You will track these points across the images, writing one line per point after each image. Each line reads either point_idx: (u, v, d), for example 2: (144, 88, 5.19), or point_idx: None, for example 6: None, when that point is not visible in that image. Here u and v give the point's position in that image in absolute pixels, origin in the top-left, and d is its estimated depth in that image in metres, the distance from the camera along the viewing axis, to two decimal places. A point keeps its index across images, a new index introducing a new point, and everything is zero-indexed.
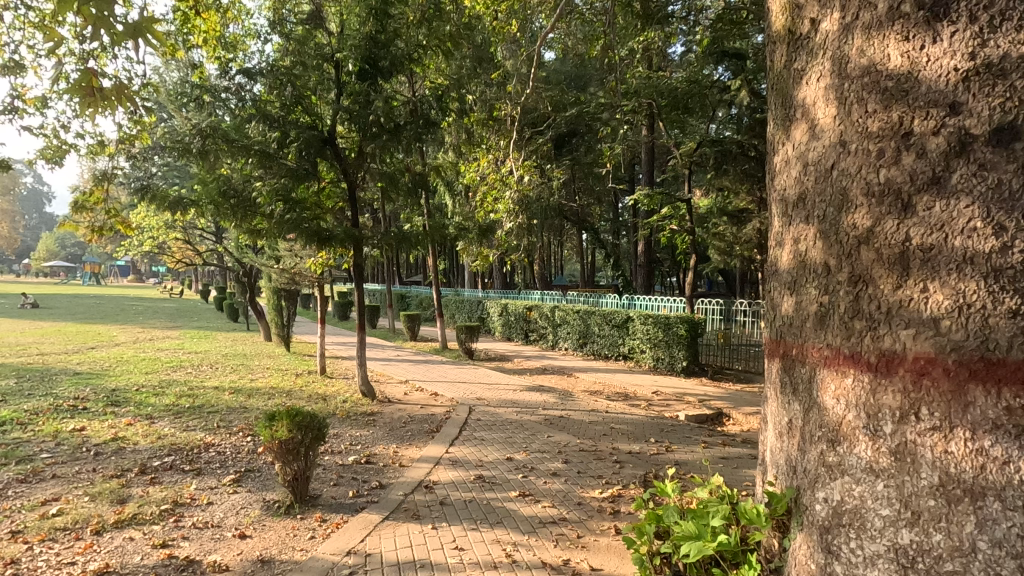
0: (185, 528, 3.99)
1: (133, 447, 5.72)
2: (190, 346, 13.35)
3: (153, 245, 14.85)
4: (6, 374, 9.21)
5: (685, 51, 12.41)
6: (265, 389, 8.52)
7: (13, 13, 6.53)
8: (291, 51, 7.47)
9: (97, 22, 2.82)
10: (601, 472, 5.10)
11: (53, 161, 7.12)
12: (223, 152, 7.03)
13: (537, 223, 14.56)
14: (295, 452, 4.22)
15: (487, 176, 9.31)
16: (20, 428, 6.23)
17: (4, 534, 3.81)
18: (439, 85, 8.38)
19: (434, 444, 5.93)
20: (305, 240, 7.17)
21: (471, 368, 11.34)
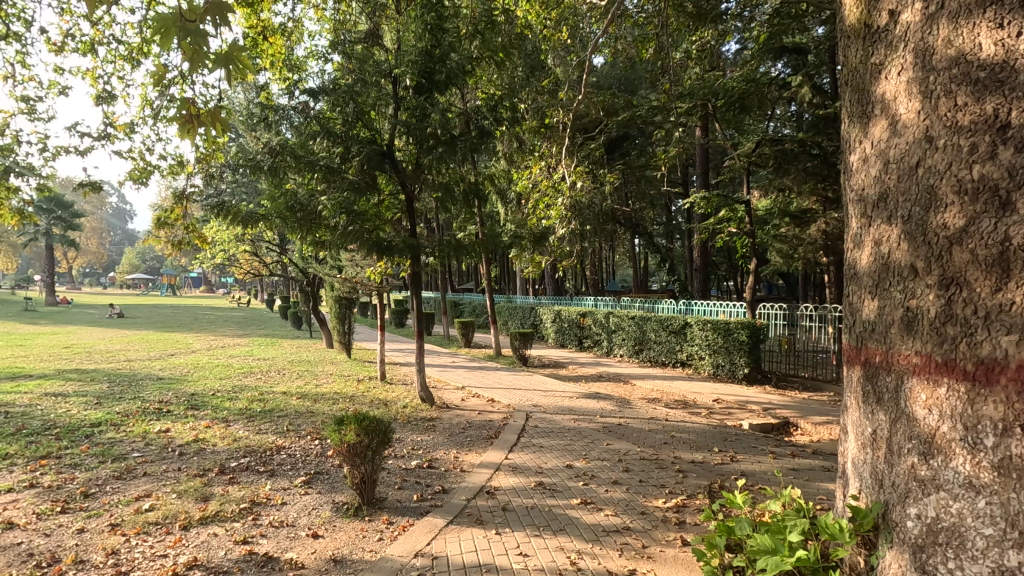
0: (263, 527, 4.19)
1: (213, 448, 6.08)
2: (259, 353, 14.09)
3: (224, 257, 15.80)
4: (100, 378, 10.02)
5: (741, 49, 12.08)
6: (330, 394, 8.85)
7: (107, 47, 7.13)
8: (351, 69, 7.74)
9: (192, 56, 3.05)
10: (664, 481, 5.00)
11: (140, 182, 7.71)
12: (290, 168, 7.38)
13: (590, 228, 14.48)
14: (362, 455, 4.37)
15: (539, 183, 9.38)
16: (114, 429, 6.75)
17: (105, 526, 4.14)
18: (491, 96, 8.51)
19: (493, 449, 5.98)
20: (367, 250, 7.42)
21: (526, 374, 11.37)
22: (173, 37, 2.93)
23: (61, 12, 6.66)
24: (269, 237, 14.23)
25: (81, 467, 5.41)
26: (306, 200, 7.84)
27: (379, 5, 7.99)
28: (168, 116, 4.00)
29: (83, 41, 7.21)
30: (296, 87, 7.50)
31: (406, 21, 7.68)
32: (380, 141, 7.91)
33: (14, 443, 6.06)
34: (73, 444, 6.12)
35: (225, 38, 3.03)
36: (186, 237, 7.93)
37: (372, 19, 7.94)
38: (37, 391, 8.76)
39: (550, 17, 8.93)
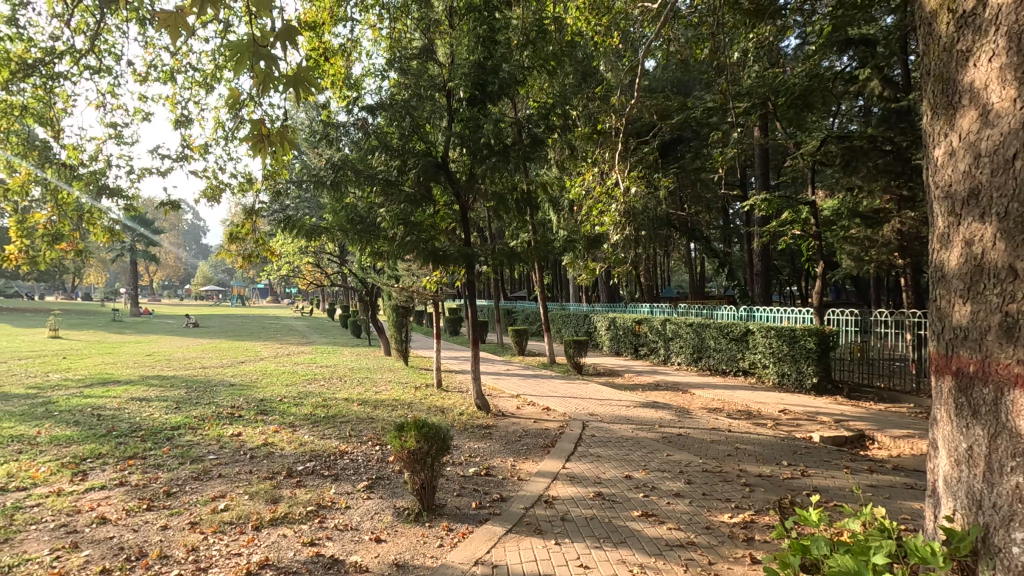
0: (328, 529, 4.33)
1: (281, 452, 6.34)
2: (322, 360, 14.63)
3: (289, 270, 16.53)
4: (179, 384, 10.70)
5: (802, 43, 11.57)
6: (389, 401, 9.07)
7: (184, 75, 7.64)
8: (406, 85, 7.94)
9: (264, 79, 3.21)
10: (729, 495, 4.80)
11: (214, 199, 8.20)
12: (351, 182, 7.65)
13: (645, 234, 14.22)
14: (422, 461, 4.44)
15: (592, 190, 9.29)
16: (192, 432, 7.17)
17: (186, 524, 4.39)
18: (543, 104, 8.54)
19: (550, 458, 5.93)
20: (424, 260, 7.59)
21: (581, 383, 11.25)
22: (247, 61, 3.10)
23: (145, 44, 7.20)
24: (330, 249, 14.78)
25: (163, 468, 5.77)
26: (365, 212, 8.09)
27: (432, 21, 8.17)
28: (242, 137, 4.25)
29: (163, 71, 7.76)
30: (355, 104, 7.77)
31: (458, 35, 7.82)
32: (435, 153, 8.08)
33: (105, 443, 6.55)
34: (156, 445, 6.55)
35: (293, 61, 3.18)
36: (255, 250, 8.38)
37: (426, 35, 8.14)
38: (124, 396, 9.44)
39: (601, 23, 8.86)
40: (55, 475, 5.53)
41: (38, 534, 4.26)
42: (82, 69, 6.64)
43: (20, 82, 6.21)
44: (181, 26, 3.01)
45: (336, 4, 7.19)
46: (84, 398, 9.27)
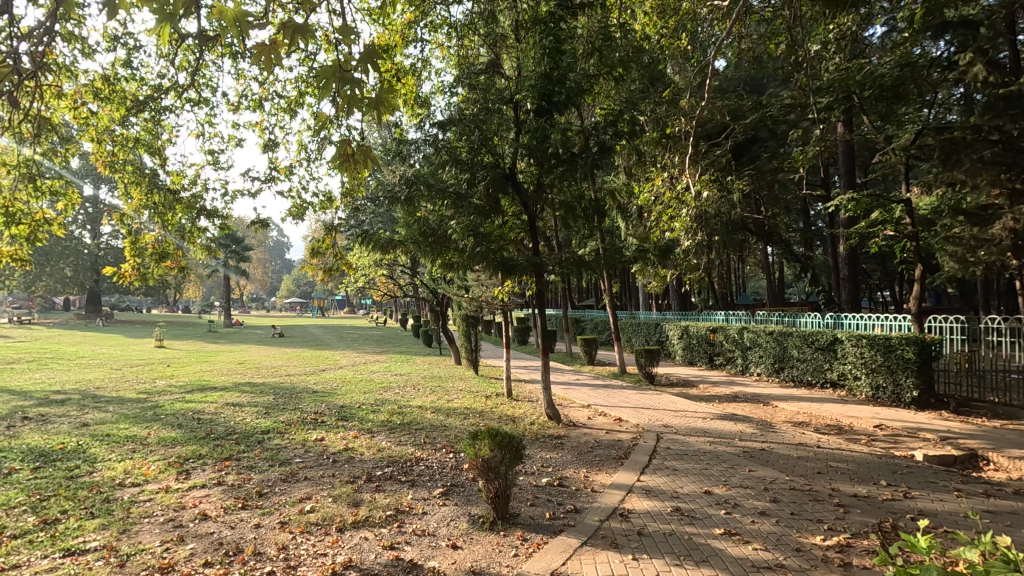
0: (407, 534, 4.45)
1: (360, 457, 6.61)
2: (396, 369, 15.14)
3: (364, 282, 17.25)
4: (268, 391, 11.42)
5: (889, 31, 10.79)
6: (461, 409, 9.24)
7: (270, 102, 8.21)
8: (474, 99, 8.11)
9: (351, 101, 3.39)
10: (820, 516, 4.48)
11: (298, 217, 8.74)
12: (424, 196, 7.89)
13: (719, 239, 13.69)
14: (496, 470, 4.47)
15: (662, 195, 9.12)
16: (280, 436, 7.63)
17: (276, 523, 4.66)
18: (611, 111, 8.47)
19: (625, 470, 5.80)
20: (494, 270, 7.70)
21: (653, 393, 10.95)
22: (333, 85, 3.28)
23: (237, 76, 7.83)
24: (403, 262, 15.29)
25: (255, 469, 6.17)
26: (436, 225, 8.29)
27: (498, 36, 8.30)
28: (329, 158, 4.53)
29: (253, 99, 8.38)
30: (426, 121, 8.04)
31: (524, 47, 7.90)
32: (503, 165, 8.20)
33: (205, 445, 7.10)
34: (249, 448, 7.02)
35: (374, 84, 3.33)
36: (335, 264, 8.83)
37: (492, 50, 8.27)
38: (221, 401, 10.19)
39: (667, 25, 8.80)
40: (163, 473, 6.05)
41: (150, 526, 4.66)
42: (184, 102, 7.32)
43: (133, 116, 6.94)
44: (273, 55, 3.23)
45: (407, 26, 7.46)
46: (186, 402, 10.09)
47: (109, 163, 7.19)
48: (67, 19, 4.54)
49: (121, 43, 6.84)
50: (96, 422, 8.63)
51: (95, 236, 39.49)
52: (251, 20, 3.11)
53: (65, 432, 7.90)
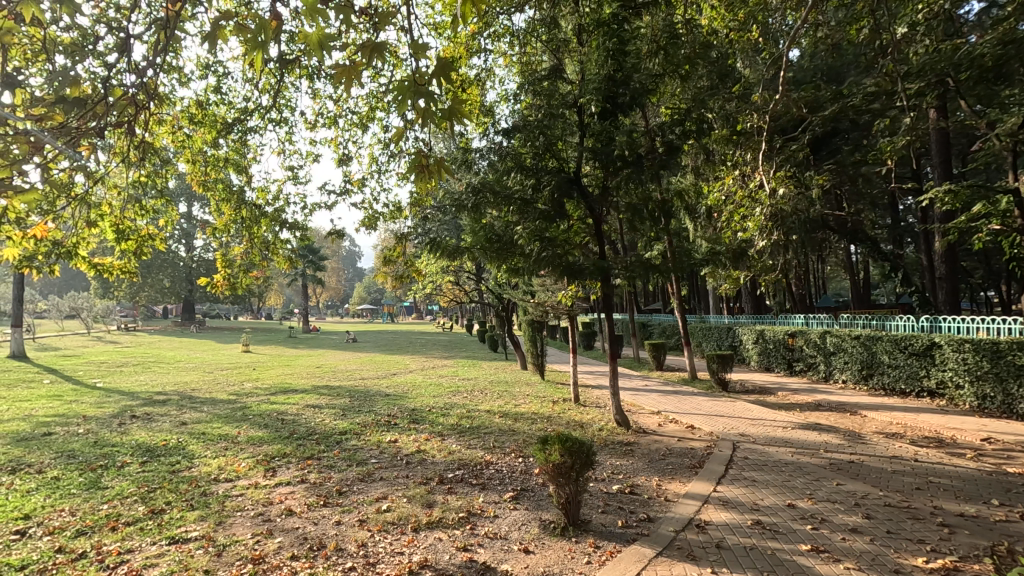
0: (479, 536, 4.50)
1: (432, 459, 6.78)
2: (464, 373, 15.41)
3: (432, 288, 17.70)
4: (344, 394, 11.94)
5: (989, 6, 9.86)
6: (529, 414, 9.27)
7: (343, 118, 8.63)
8: (538, 105, 8.12)
9: (425, 114, 3.45)
10: (921, 536, 4.13)
11: (370, 227, 9.10)
12: (490, 204, 7.96)
13: (796, 238, 12.98)
14: (566, 475, 4.45)
15: (733, 194, 8.85)
16: (357, 437, 7.96)
17: (356, 521, 4.86)
18: (677, 110, 8.28)
19: (699, 480, 5.60)
20: (560, 274, 7.68)
21: (728, 400, 10.51)
22: (408, 100, 3.37)
23: (314, 96, 8.27)
24: (469, 268, 15.57)
25: (335, 468, 6.47)
26: (502, 231, 8.34)
27: (561, 41, 8.29)
28: (404, 169, 4.70)
29: (328, 117, 8.84)
30: (491, 129, 8.16)
31: (587, 51, 7.86)
32: (568, 169, 8.22)
33: (289, 444, 7.53)
34: (329, 448, 7.37)
35: (448, 97, 3.37)
36: (406, 271, 9.12)
37: (555, 56, 8.28)
38: (301, 403, 10.78)
39: (736, 17, 8.63)
40: (252, 470, 6.47)
41: (243, 520, 4.99)
42: (267, 123, 7.82)
43: (222, 138, 7.48)
44: (352, 75, 3.36)
45: (471, 37, 7.61)
46: (271, 404, 10.75)
47: (203, 181, 7.75)
48: (170, 54, 4.99)
49: (212, 71, 7.42)
50: (193, 421, 9.35)
51: (190, 250, 42.90)
52: (334, 43, 3.25)
53: (167, 430, 8.61)
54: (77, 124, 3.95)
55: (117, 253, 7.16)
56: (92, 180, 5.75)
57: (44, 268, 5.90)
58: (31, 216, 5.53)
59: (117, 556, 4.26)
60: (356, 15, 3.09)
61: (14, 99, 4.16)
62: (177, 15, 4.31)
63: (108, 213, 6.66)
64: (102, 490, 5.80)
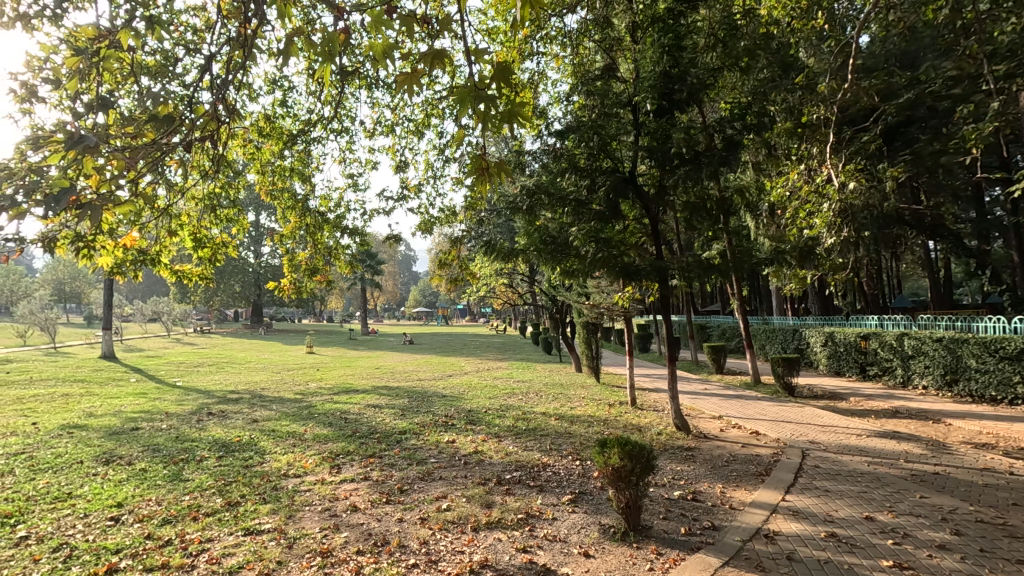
0: (539, 538, 4.50)
1: (490, 460, 6.83)
2: (519, 375, 15.45)
3: (486, 291, 17.86)
4: (402, 394, 12.23)
5: None
6: (585, 417, 9.18)
7: (400, 126, 8.85)
8: (591, 105, 8.04)
9: (484, 118, 3.22)
10: (1021, 557, 3.79)
11: (425, 232, 9.30)
12: (545, 206, 7.92)
13: (869, 234, 12.23)
14: (627, 480, 4.36)
15: (800, 189, 8.58)
16: (416, 437, 8.14)
17: (417, 519, 4.96)
18: (737, 104, 7.99)
19: (767, 488, 5.36)
20: (616, 276, 7.57)
21: (795, 406, 10.03)
22: (468, 106, 3.15)
23: (372, 105, 8.53)
24: (522, 270, 15.61)
25: (396, 467, 6.63)
26: (556, 233, 8.28)
27: (614, 40, 8.18)
28: (463, 172, 4.75)
29: (386, 126, 9.09)
30: (545, 131, 8.15)
31: (641, 48, 7.72)
32: (622, 169, 8.09)
33: (352, 443, 7.79)
34: (389, 447, 7.56)
35: (514, 103, 3.18)
36: (461, 274, 9.25)
37: (608, 54, 8.21)
38: (362, 403, 11.14)
39: (798, 5, 8.29)
40: (318, 466, 6.73)
41: (311, 514, 5.21)
42: (328, 133, 8.13)
43: (288, 149, 7.85)
44: (412, 83, 3.37)
45: (523, 41, 7.63)
46: (334, 403, 11.16)
47: (271, 191, 8.14)
48: (241, 71, 5.27)
49: (278, 85, 7.80)
50: (263, 419, 9.83)
51: (258, 256, 45.24)
52: (398, 53, 3.30)
53: (240, 427, 9.10)
54: (164, 141, 4.23)
55: (195, 260, 7.64)
56: (173, 192, 6.15)
57: (130, 274, 6.35)
58: (120, 226, 5.96)
59: (199, 544, 4.55)
60: (418, 26, 3.14)
61: (109, 120, 4.52)
62: (250, 34, 4.55)
63: (187, 222, 7.12)
64: (184, 482, 6.20)
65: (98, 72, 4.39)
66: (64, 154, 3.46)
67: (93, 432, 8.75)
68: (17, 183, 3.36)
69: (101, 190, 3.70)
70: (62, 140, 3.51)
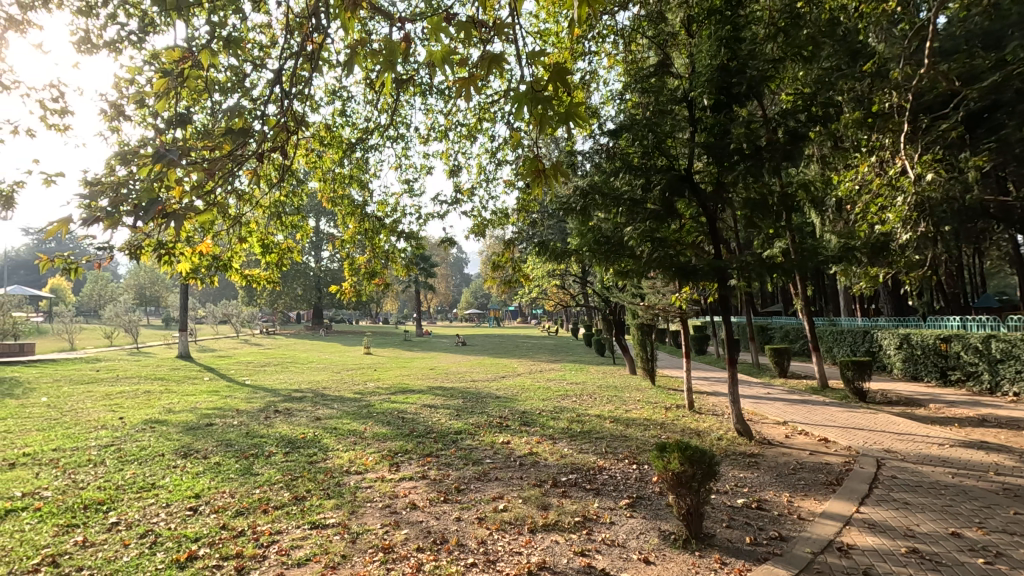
0: (597, 542, 4.45)
1: (545, 462, 6.82)
2: (572, 377, 15.35)
3: (538, 292, 17.88)
4: (457, 395, 12.42)
5: None
6: (641, 420, 9.00)
7: (453, 131, 8.99)
8: (646, 103, 7.91)
9: (541, 119, 3.16)
10: None
11: (479, 234, 9.40)
12: (599, 206, 7.81)
13: (950, 229, 11.39)
14: (688, 486, 4.24)
15: (870, 183, 8.08)
16: (472, 437, 8.24)
17: (474, 519, 5.01)
18: (800, 95, 7.65)
19: (838, 499, 5.08)
20: (673, 276, 7.40)
21: (868, 412, 9.47)
22: (525, 108, 3.13)
23: (426, 111, 8.72)
24: (574, 271, 15.53)
25: (452, 467, 6.73)
26: (611, 233, 8.17)
27: (668, 35, 8.03)
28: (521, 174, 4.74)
29: (440, 131, 9.27)
30: (597, 130, 8.07)
31: (698, 42, 7.53)
32: (678, 167, 7.90)
33: (410, 441, 7.98)
34: (445, 446, 7.70)
35: (575, 101, 3.10)
36: (514, 276, 9.27)
37: (661, 50, 8.07)
38: (419, 403, 11.38)
39: None
40: (378, 464, 6.94)
41: (373, 510, 5.36)
42: (385, 140, 8.36)
43: (348, 157, 8.14)
44: (469, 86, 3.39)
45: (575, 41, 7.59)
46: (392, 403, 11.46)
47: (331, 199, 8.46)
48: (305, 83, 5.49)
49: (338, 96, 8.09)
50: (326, 417, 10.23)
51: (319, 261, 47.12)
52: (456, 58, 3.31)
53: (305, 424, 9.50)
54: (238, 153, 4.49)
55: (263, 265, 8.04)
56: (243, 201, 6.51)
57: (205, 279, 6.75)
58: (196, 234, 6.36)
59: (269, 535, 4.77)
60: (475, 32, 3.15)
61: (188, 134, 4.84)
62: (314, 49, 4.76)
63: (255, 229, 7.51)
64: (255, 476, 6.52)
65: (179, 91, 4.69)
66: (152, 168, 3.74)
67: (172, 427, 9.36)
68: (111, 194, 3.64)
69: (183, 200, 3.97)
70: (150, 155, 3.79)
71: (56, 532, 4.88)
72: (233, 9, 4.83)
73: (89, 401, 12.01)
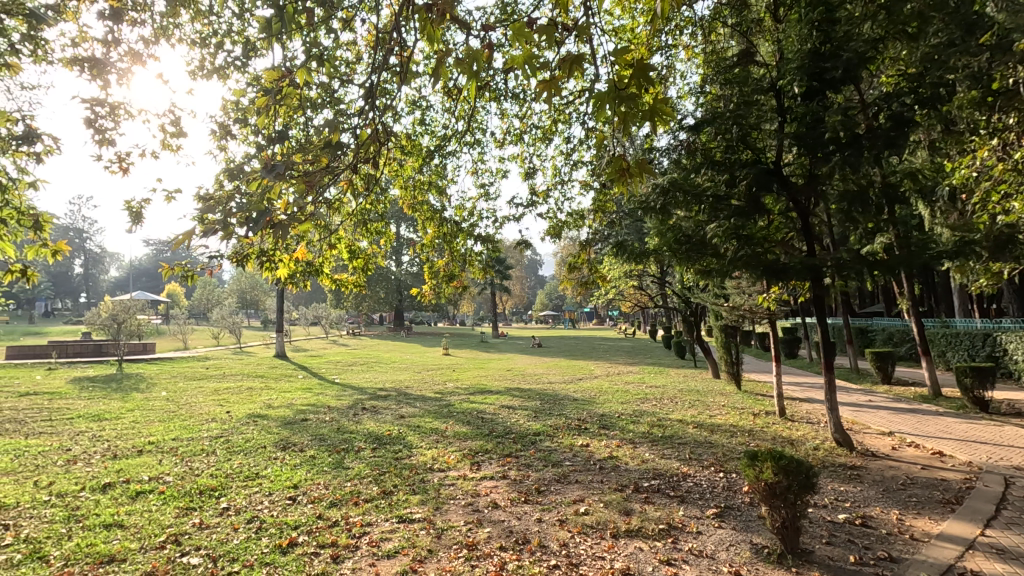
0: (683, 552, 4.30)
1: (626, 466, 6.69)
2: (651, 380, 14.97)
3: (615, 293, 17.58)
4: (534, 396, 12.48)
5: None
6: (727, 426, 8.60)
7: (528, 133, 9.06)
8: (729, 96, 7.58)
9: (627, 118, 3.11)
10: None
11: (555, 236, 9.38)
12: (680, 204, 7.48)
13: None
14: (783, 497, 4.00)
15: (991, 169, 7.25)
16: (551, 439, 8.23)
17: (556, 520, 5.02)
18: (904, 77, 7.02)
19: (958, 520, 4.59)
20: (761, 275, 7.02)
21: (992, 424, 8.49)
22: (608, 106, 3.07)
23: (502, 116, 8.84)
24: (653, 272, 15.14)
25: (532, 467, 6.78)
26: (692, 231, 7.86)
27: (752, 22, 7.67)
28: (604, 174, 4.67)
29: (515, 135, 9.39)
30: (677, 125, 7.79)
31: (788, 28, 7.14)
32: (765, 160, 7.48)
33: (490, 441, 8.11)
34: (524, 447, 7.76)
35: (658, 94, 3.01)
36: (591, 277, 9.16)
37: (745, 39, 7.73)
38: (497, 403, 11.54)
39: None
40: (460, 462, 7.10)
41: (456, 507, 5.50)
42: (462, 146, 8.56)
43: (427, 164, 8.41)
44: (551, 88, 3.32)
45: (652, 36, 7.44)
46: (472, 403, 11.71)
47: (411, 205, 8.75)
48: (389, 95, 5.74)
49: (418, 105, 8.38)
50: (409, 415, 10.62)
51: (400, 265, 49.05)
52: (535, 62, 3.32)
53: (389, 422, 9.91)
54: (330, 166, 4.76)
55: (351, 270, 8.48)
56: (334, 210, 6.92)
57: (299, 283, 7.21)
58: (292, 242, 6.82)
59: (361, 527, 5.03)
60: (554, 34, 3.13)
61: (286, 150, 5.20)
62: (398, 64, 4.99)
63: (344, 237, 7.92)
64: (346, 470, 6.89)
65: (276, 108, 5.04)
66: (258, 183, 4.07)
67: (272, 422, 10.10)
68: (222, 208, 3.96)
69: (284, 212, 4.27)
70: (255, 172, 4.11)
71: (178, 513, 5.42)
72: (324, 31, 5.14)
73: (201, 396, 13.23)
